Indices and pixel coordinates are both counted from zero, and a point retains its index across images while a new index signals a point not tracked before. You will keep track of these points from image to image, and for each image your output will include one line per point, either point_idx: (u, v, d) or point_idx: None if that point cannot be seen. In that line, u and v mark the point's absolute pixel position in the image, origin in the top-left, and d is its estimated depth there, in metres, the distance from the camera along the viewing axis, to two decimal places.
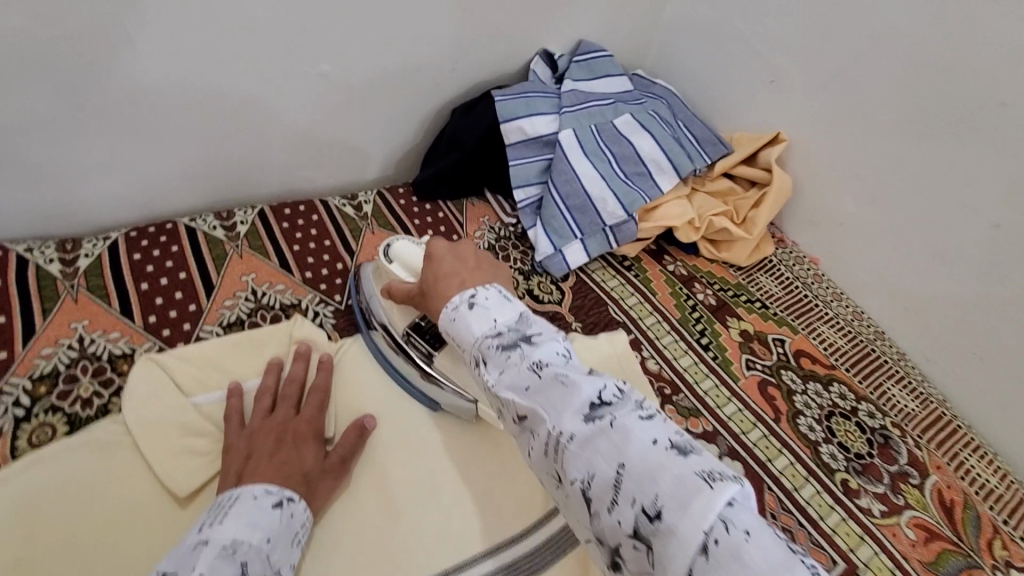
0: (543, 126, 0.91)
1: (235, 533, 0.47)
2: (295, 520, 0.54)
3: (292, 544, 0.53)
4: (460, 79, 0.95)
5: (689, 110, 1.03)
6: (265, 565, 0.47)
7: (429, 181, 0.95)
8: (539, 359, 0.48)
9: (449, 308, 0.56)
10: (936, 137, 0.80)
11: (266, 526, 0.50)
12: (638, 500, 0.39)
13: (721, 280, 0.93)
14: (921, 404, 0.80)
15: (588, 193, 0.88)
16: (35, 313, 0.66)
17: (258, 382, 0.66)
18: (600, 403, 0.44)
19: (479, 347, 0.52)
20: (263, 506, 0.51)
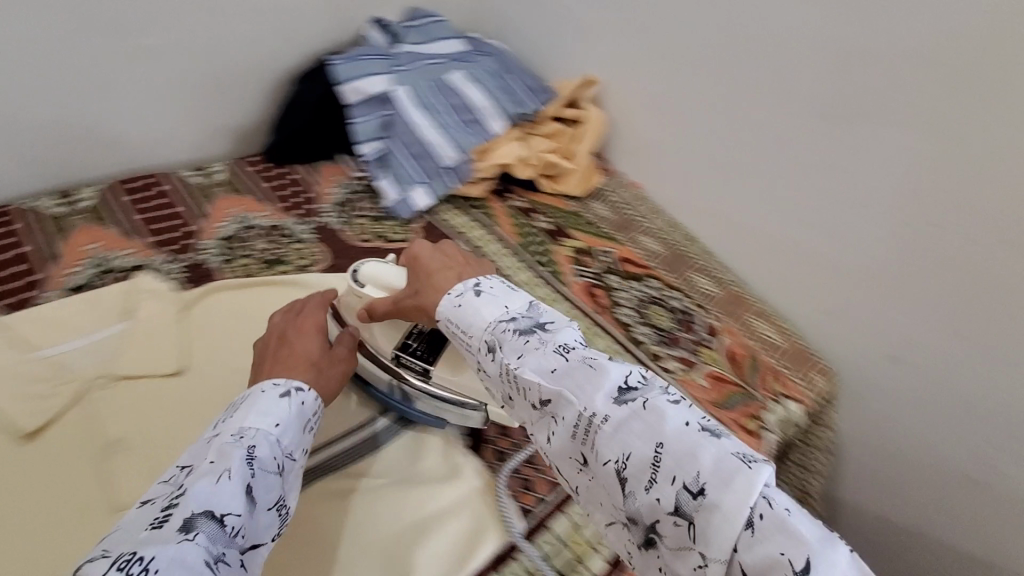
0: (378, 85, 0.99)
1: (242, 422, 0.51)
2: (313, 410, 0.57)
3: (310, 432, 0.57)
4: (297, 50, 1.02)
5: (518, 63, 1.13)
6: (275, 447, 0.51)
7: (278, 147, 1.00)
8: (563, 342, 0.53)
9: (452, 296, 0.60)
10: (701, 62, 0.93)
11: (276, 414, 0.53)
12: (679, 478, 0.44)
13: (558, 209, 1.05)
14: (720, 287, 0.95)
15: (426, 141, 0.97)
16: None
17: (103, 332, 0.69)
18: (628, 388, 0.49)
19: (494, 333, 0.56)
20: (271, 396, 0.55)
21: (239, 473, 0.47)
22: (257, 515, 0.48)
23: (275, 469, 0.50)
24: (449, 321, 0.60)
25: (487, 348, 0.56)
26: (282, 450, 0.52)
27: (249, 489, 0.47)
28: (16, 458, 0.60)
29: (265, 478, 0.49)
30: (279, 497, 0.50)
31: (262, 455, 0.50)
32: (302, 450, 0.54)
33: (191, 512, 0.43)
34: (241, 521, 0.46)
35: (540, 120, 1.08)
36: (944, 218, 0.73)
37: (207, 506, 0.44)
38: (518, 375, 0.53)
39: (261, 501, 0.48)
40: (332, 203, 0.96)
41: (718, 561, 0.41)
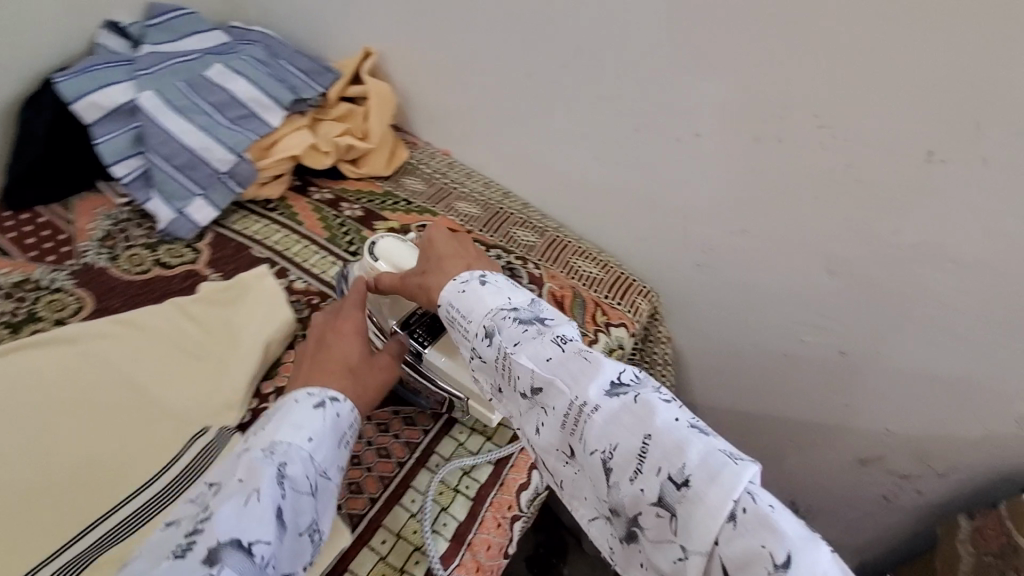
0: (119, 95, 0.87)
1: (272, 438, 0.52)
2: (348, 422, 0.58)
3: (347, 443, 0.57)
4: (8, 77, 0.88)
5: (291, 48, 1.04)
6: (306, 466, 0.52)
7: (13, 188, 0.86)
8: (562, 335, 0.54)
9: (459, 283, 0.61)
10: (460, 13, 0.90)
11: (309, 428, 0.54)
12: (663, 470, 0.45)
13: (368, 193, 0.99)
14: (539, 235, 0.96)
15: (190, 148, 0.87)
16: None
17: None
18: (621, 383, 0.51)
19: (493, 319, 0.57)
20: (304, 408, 0.55)
21: (267, 494, 0.48)
22: (283, 542, 0.49)
23: (308, 488, 0.51)
24: (448, 311, 0.61)
25: (484, 333, 0.56)
26: (314, 468, 0.53)
27: (277, 514, 0.48)
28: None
29: (298, 499, 0.50)
30: (307, 519, 0.52)
31: (293, 476, 0.50)
32: (334, 468, 0.55)
33: (216, 542, 0.44)
34: (269, 548, 0.47)
35: (327, 104, 1.01)
36: (702, 126, 0.77)
37: (232, 534, 0.45)
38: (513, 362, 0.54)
39: (290, 524, 0.50)
40: (94, 240, 0.84)
41: (697, 552, 0.43)
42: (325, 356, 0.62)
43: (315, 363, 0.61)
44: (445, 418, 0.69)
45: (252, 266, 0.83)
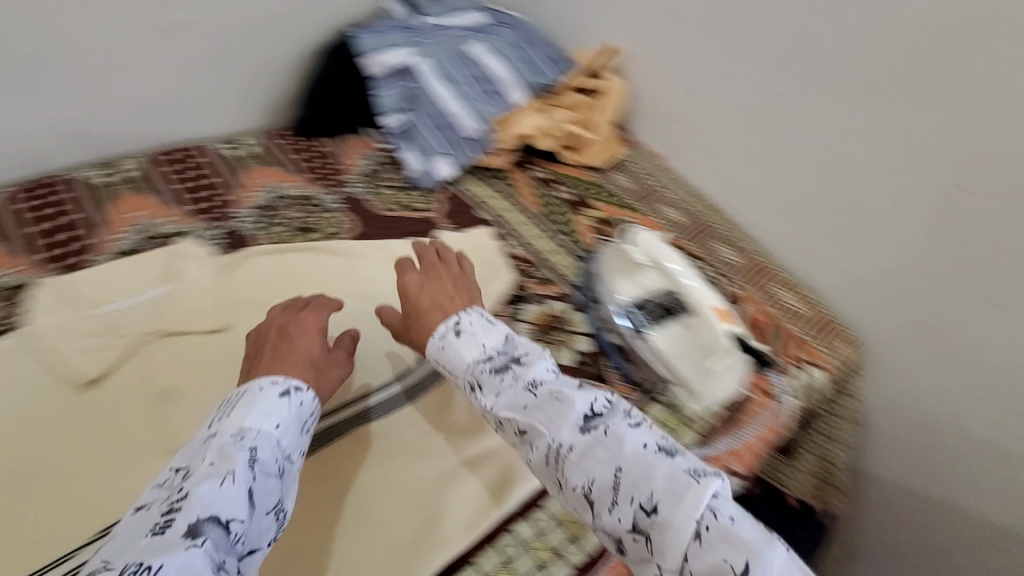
0: (400, 57, 1.00)
1: (239, 424, 0.51)
2: (310, 411, 0.57)
3: (307, 432, 0.57)
4: (320, 24, 1.02)
5: (539, 36, 1.13)
6: (275, 450, 0.51)
7: (307, 122, 1.04)
8: (533, 378, 0.58)
9: (436, 338, 0.64)
10: (727, 30, 0.94)
11: (276, 415, 0.53)
12: (635, 498, 0.48)
13: (579, 180, 1.05)
14: (743, 257, 0.95)
15: (447, 112, 0.99)
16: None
17: (158, 291, 0.74)
18: (593, 416, 0.53)
19: (473, 373, 0.61)
20: (269, 395, 0.54)
21: (241, 476, 0.47)
22: (255, 523, 0.48)
23: (276, 472, 0.50)
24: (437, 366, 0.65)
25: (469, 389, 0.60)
26: (281, 453, 0.52)
27: (251, 493, 0.47)
28: (83, 403, 0.64)
29: (266, 484, 0.49)
30: (275, 503, 0.50)
31: (264, 459, 0.50)
32: (297, 453, 0.54)
33: (196, 517, 0.44)
34: (244, 526, 0.46)
35: (559, 92, 1.08)
36: (968, 182, 0.75)
37: (211, 510, 0.45)
38: (497, 413, 0.58)
39: (261, 506, 0.48)
40: (357, 174, 0.99)
41: (671, 570, 0.45)
42: (291, 349, 0.61)
43: (304, 357, 0.61)
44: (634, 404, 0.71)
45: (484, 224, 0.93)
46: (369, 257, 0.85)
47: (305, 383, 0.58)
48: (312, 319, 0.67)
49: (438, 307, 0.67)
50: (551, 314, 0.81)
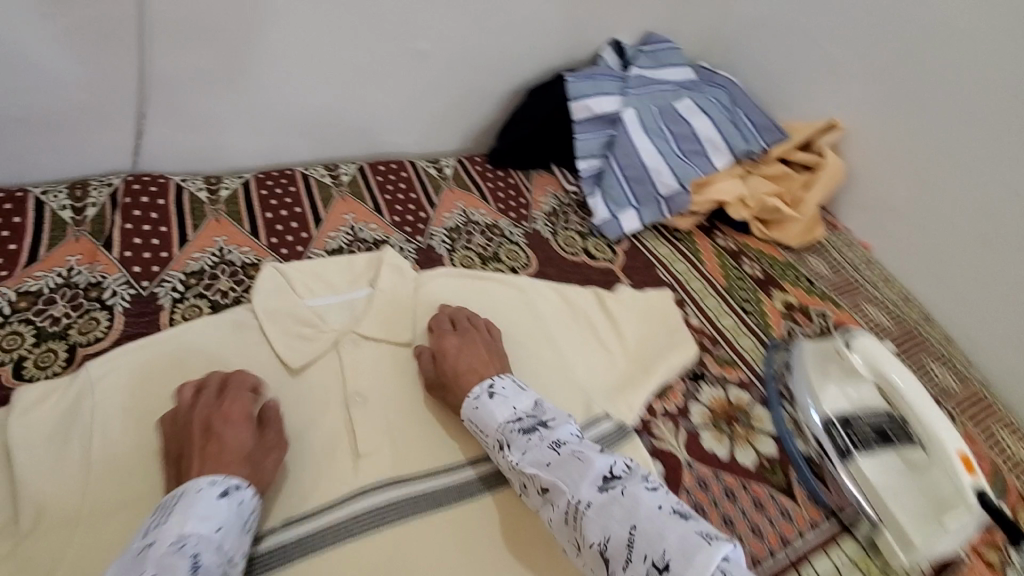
0: (608, 105, 0.99)
1: (180, 530, 0.52)
2: (252, 508, 0.57)
3: (251, 531, 0.57)
4: (538, 62, 1.05)
5: (749, 99, 1.08)
6: (218, 551, 0.52)
7: (501, 151, 1.05)
8: (557, 439, 0.62)
9: (472, 396, 0.68)
10: (990, 127, 0.85)
11: (217, 517, 0.54)
12: (648, 557, 0.52)
13: (770, 257, 0.98)
14: (961, 383, 0.83)
15: (645, 165, 0.96)
16: (42, 243, 0.76)
17: (363, 292, 0.79)
18: (612, 477, 0.58)
19: (504, 432, 0.64)
20: (208, 496, 0.55)
21: None
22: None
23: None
24: (469, 426, 0.68)
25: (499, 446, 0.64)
26: (223, 554, 0.53)
27: None
28: (289, 389, 0.68)
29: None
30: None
31: (207, 563, 0.51)
32: (240, 552, 0.54)
33: None
34: None
35: (764, 160, 1.02)
36: None
37: None
38: (522, 469, 0.61)
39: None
40: (542, 212, 0.99)
41: None
42: (213, 452, 0.58)
43: (221, 454, 0.59)
44: (824, 532, 0.63)
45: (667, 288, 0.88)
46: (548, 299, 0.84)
47: (244, 480, 0.58)
48: (191, 399, 0.63)
49: (475, 372, 0.69)
50: (727, 400, 0.74)
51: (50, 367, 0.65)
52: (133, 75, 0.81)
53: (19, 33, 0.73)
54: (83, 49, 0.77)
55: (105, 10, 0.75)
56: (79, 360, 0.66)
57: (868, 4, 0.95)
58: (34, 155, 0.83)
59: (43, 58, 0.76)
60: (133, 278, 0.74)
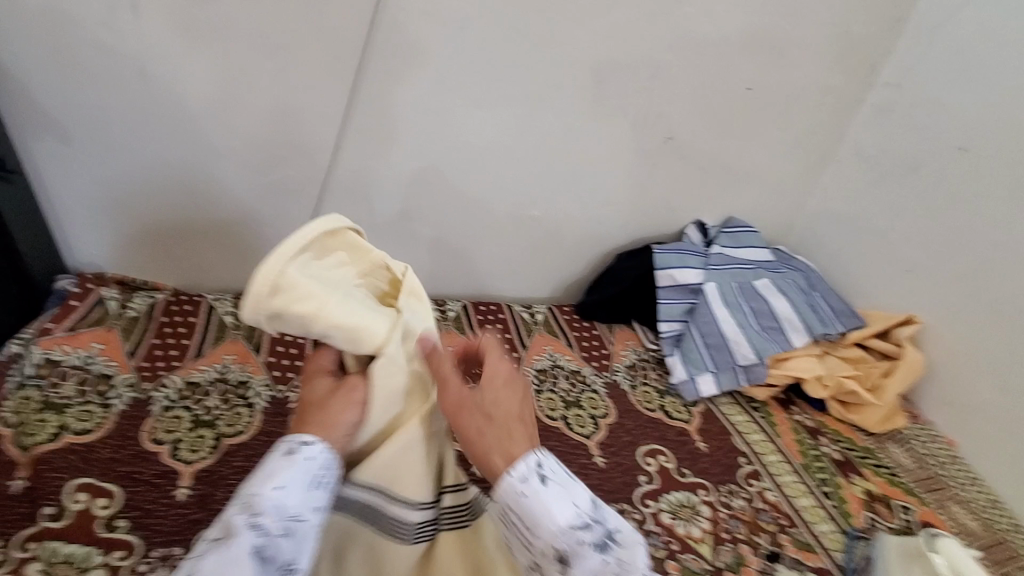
0: (692, 277, 1.10)
1: (249, 490, 0.49)
2: (328, 465, 0.53)
3: (327, 490, 0.53)
4: (629, 234, 1.20)
5: (825, 283, 1.17)
6: (278, 510, 0.48)
7: (590, 305, 1.15)
8: (641, 567, 0.52)
9: (517, 480, 0.53)
10: None
11: (280, 474, 0.50)
12: None
13: (848, 440, 0.99)
14: None
15: (725, 335, 1.03)
16: (208, 342, 0.91)
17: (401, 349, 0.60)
18: None
19: (567, 543, 0.51)
20: (279, 454, 0.52)
21: (242, 541, 0.46)
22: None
23: (282, 531, 0.48)
24: (503, 510, 0.54)
25: (558, 556, 0.51)
26: (288, 513, 0.49)
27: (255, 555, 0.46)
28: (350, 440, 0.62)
29: (275, 546, 0.47)
30: (288, 561, 0.48)
31: (265, 520, 0.47)
32: (309, 510, 0.50)
33: None
34: None
35: (841, 343, 1.08)
36: None
37: None
38: None
39: (270, 565, 0.47)
40: (624, 364, 1.06)
41: None
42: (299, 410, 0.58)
43: (305, 408, 0.57)
44: None
45: (745, 461, 0.91)
46: (625, 453, 0.88)
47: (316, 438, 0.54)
48: (330, 356, 0.62)
49: (502, 452, 0.54)
50: None
51: (199, 451, 0.75)
52: (306, 219, 1.01)
53: (235, 183, 0.95)
54: (276, 197, 0.97)
55: (299, 171, 0.96)
56: (223, 447, 0.76)
57: (942, 218, 1.04)
58: (216, 270, 1.03)
59: (245, 199, 0.96)
60: (273, 381, 0.87)
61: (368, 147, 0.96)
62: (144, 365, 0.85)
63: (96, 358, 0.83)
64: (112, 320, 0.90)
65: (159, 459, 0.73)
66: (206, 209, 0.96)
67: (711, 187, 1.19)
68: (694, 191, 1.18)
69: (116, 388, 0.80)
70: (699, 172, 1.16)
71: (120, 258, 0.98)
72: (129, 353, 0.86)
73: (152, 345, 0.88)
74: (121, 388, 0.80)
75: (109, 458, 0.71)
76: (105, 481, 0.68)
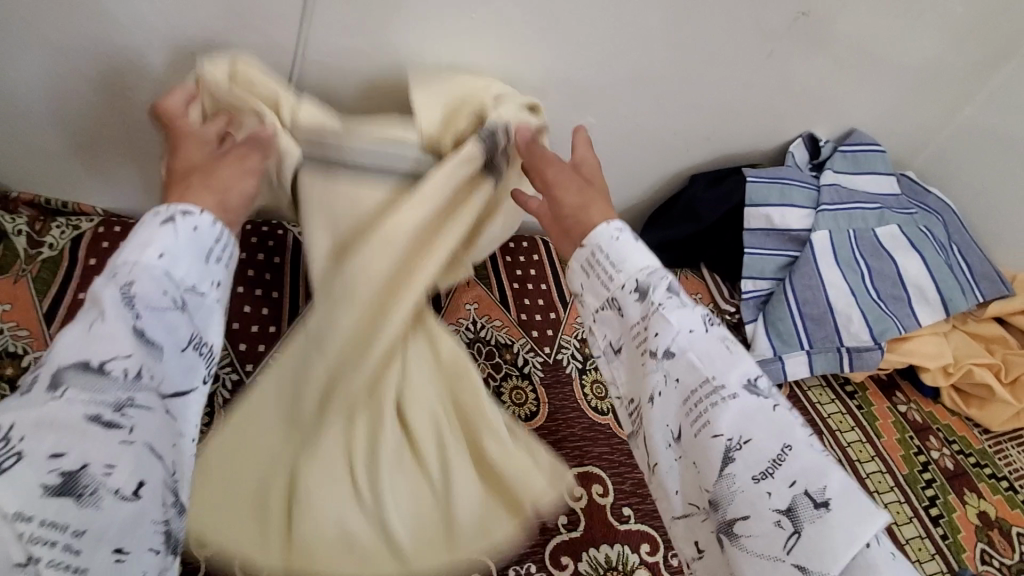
0: (794, 220, 0.82)
1: (117, 259, 0.43)
2: (218, 238, 0.47)
3: (223, 263, 0.48)
4: (713, 149, 0.88)
5: (966, 233, 0.88)
6: (159, 282, 0.42)
7: (651, 245, 0.88)
8: (708, 316, 0.48)
9: (611, 227, 0.52)
10: None
11: (160, 243, 0.44)
12: (798, 481, 0.40)
13: (963, 440, 0.80)
14: None
15: (832, 306, 0.79)
16: None
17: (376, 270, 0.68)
18: (760, 384, 0.45)
19: (648, 276, 0.50)
20: (149, 222, 0.45)
21: (111, 313, 0.40)
22: (165, 360, 0.41)
23: (170, 305, 0.42)
24: (590, 254, 0.53)
25: (631, 288, 0.50)
26: (178, 283, 0.44)
27: (137, 333, 0.40)
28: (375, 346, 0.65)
29: (163, 318, 0.42)
30: (191, 334, 0.44)
31: (146, 292, 0.41)
32: (207, 282, 0.46)
33: (57, 366, 0.37)
34: (131, 363, 0.39)
35: (976, 315, 0.84)
36: None
37: (77, 358, 0.37)
38: (654, 326, 0.47)
39: (169, 341, 0.42)
40: None
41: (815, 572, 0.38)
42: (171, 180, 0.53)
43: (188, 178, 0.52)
44: None
45: (837, 474, 0.73)
46: None
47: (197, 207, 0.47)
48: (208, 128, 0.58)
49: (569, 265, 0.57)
50: None
51: None
52: None
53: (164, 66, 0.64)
54: None
55: (253, 52, 0.64)
56: None
57: None
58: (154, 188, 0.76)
59: None
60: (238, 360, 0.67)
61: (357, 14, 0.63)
62: None
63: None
64: (21, 266, 0.68)
65: None
66: (129, 108, 0.67)
67: (837, 88, 0.85)
68: (814, 92, 0.84)
69: (27, 372, 0.61)
70: (832, 63, 0.81)
71: (22, 171, 0.71)
72: (45, 317, 0.65)
73: (75, 302, 0.67)
74: None
75: None
76: None
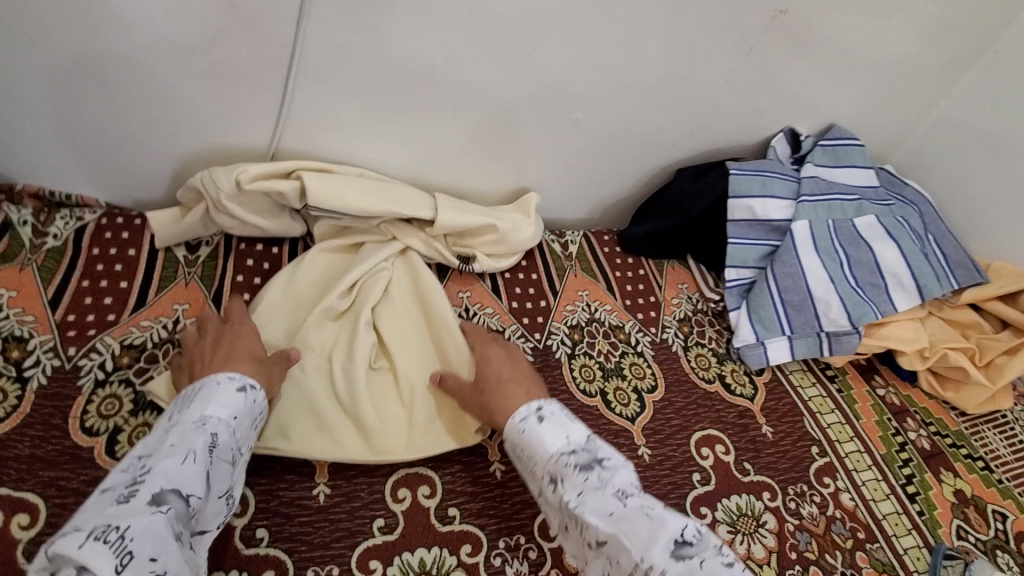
0: (775, 211, 0.85)
1: (201, 412, 0.51)
2: (254, 403, 0.56)
3: (259, 427, 0.57)
4: (697, 144, 0.91)
5: (942, 223, 0.91)
6: (232, 438, 0.52)
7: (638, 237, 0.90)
8: (620, 487, 0.53)
9: (517, 419, 0.60)
10: None
11: (234, 407, 0.53)
12: None
13: (939, 422, 0.83)
14: None
15: (811, 292, 0.82)
16: (151, 286, 0.71)
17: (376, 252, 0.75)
18: (684, 541, 0.49)
19: (557, 466, 0.56)
20: (225, 389, 0.54)
21: (200, 457, 0.48)
22: (210, 505, 0.49)
23: (230, 459, 0.51)
24: (512, 446, 0.60)
25: (549, 480, 0.55)
26: (237, 446, 0.53)
27: (206, 476, 0.48)
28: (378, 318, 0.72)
29: (222, 471, 0.51)
30: (229, 488, 0.52)
31: (223, 444, 0.51)
32: (248, 445, 0.55)
33: (161, 488, 0.44)
34: (200, 504, 0.47)
35: (951, 302, 0.87)
36: None
37: (175, 484, 0.45)
38: (576, 514, 0.52)
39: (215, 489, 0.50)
40: (675, 318, 0.86)
41: None
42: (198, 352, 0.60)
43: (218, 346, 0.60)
44: None
45: (817, 454, 0.75)
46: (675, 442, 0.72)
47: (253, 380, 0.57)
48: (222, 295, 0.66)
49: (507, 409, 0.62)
50: None
51: None
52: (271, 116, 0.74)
53: (164, 63, 0.67)
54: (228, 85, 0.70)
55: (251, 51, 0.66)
56: None
57: None
58: (155, 181, 0.78)
59: (187, 88, 0.70)
60: None
61: (350, 13, 0.66)
62: (69, 320, 0.66)
63: (5, 312, 0.65)
64: (25, 254, 0.70)
65: (93, 457, 0.58)
66: (131, 104, 0.70)
67: (815, 84, 0.88)
68: (794, 89, 0.88)
69: (32, 356, 0.63)
70: (809, 60, 0.84)
71: (26, 165, 0.73)
72: (49, 304, 0.67)
73: (78, 289, 0.69)
74: (39, 355, 0.63)
75: (28, 462, 0.56)
76: (24, 493, 0.54)
